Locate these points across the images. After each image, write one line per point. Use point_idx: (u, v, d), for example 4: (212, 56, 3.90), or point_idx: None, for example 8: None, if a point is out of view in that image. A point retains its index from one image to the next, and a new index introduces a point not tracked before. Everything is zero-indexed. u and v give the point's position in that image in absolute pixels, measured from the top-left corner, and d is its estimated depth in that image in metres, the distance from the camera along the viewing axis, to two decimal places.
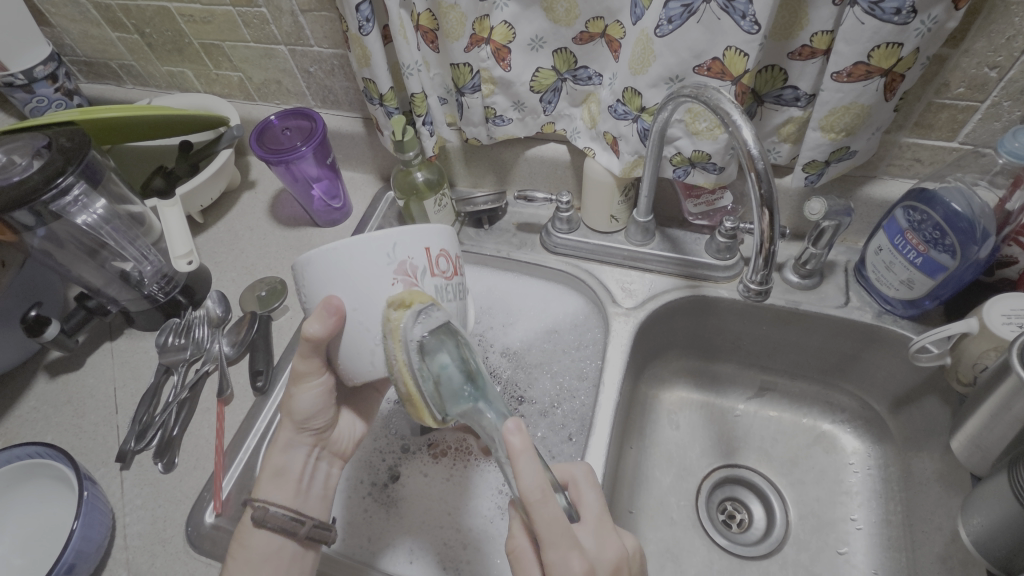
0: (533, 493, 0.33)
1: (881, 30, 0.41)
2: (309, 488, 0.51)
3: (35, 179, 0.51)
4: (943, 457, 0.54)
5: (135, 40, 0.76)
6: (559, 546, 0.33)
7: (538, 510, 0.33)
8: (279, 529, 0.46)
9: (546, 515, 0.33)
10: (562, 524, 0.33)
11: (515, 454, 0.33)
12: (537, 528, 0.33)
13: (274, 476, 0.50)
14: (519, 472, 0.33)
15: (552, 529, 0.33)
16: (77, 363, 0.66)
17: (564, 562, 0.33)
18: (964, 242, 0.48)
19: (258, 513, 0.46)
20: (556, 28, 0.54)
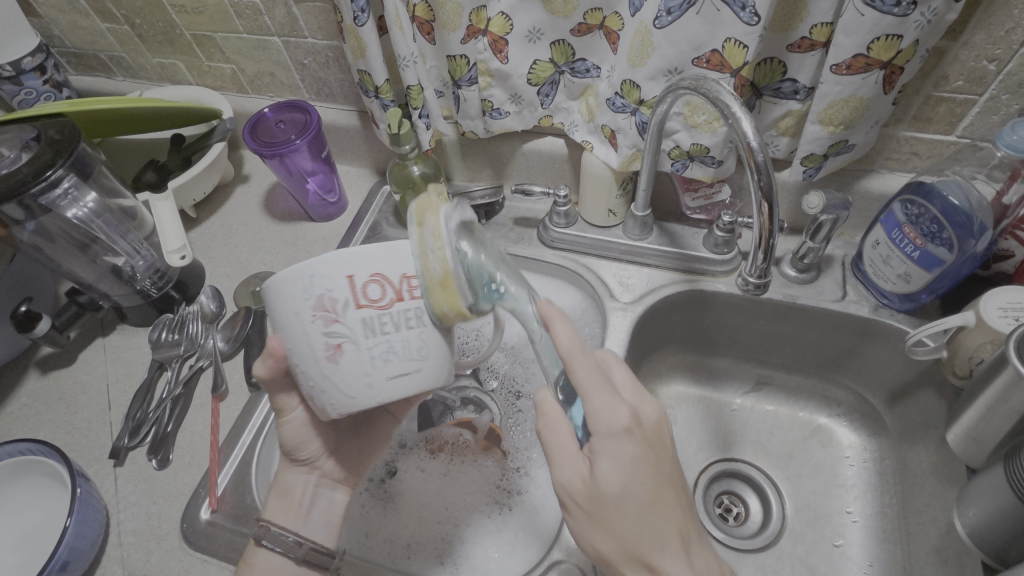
0: (569, 345, 0.37)
1: (881, 22, 0.41)
2: (312, 513, 0.50)
3: (24, 173, 0.50)
4: (939, 449, 0.54)
5: (125, 31, 0.74)
6: (603, 392, 0.36)
7: (580, 367, 0.36)
8: (281, 549, 0.46)
9: (583, 368, 0.36)
10: (600, 374, 0.37)
11: (553, 322, 0.37)
12: (576, 377, 0.37)
13: (279, 498, 0.50)
14: (556, 332, 0.37)
15: (590, 376, 0.36)
16: (69, 359, 0.65)
17: (610, 407, 0.36)
18: (961, 236, 0.48)
19: (257, 531, 0.47)
20: (553, 20, 0.53)
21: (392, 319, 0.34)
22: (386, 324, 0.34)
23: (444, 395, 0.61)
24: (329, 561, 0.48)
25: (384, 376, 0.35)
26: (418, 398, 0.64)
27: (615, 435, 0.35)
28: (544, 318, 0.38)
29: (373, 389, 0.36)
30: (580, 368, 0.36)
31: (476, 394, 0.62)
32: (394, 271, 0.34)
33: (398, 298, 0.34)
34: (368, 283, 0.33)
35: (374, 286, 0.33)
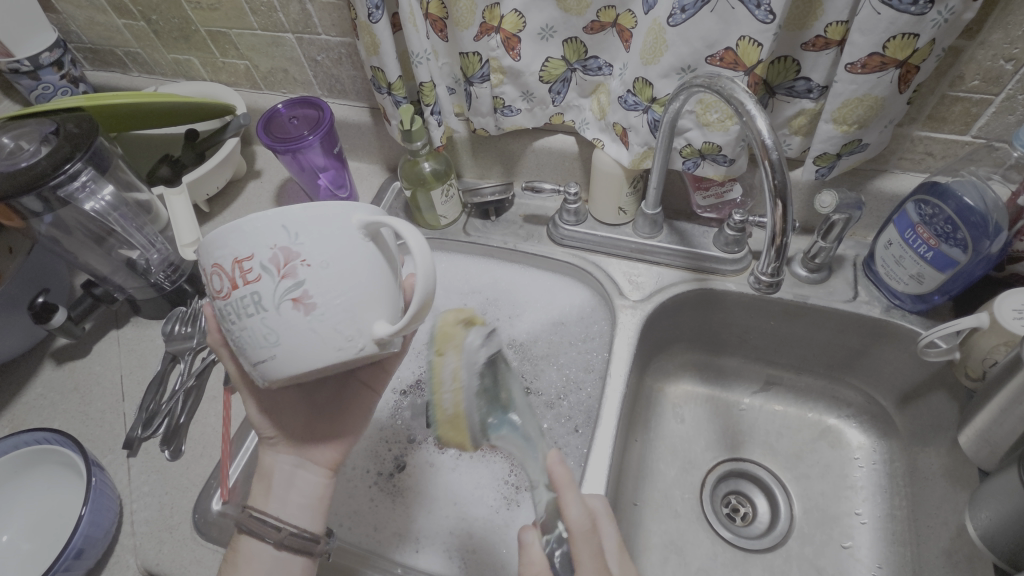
0: (578, 522, 0.37)
1: (897, 20, 0.41)
2: (290, 495, 0.49)
3: (43, 166, 0.50)
4: (950, 452, 0.54)
5: (141, 27, 0.75)
6: None
7: (579, 540, 0.36)
8: (252, 531, 0.45)
9: (587, 547, 0.36)
10: (599, 560, 0.36)
11: (563, 486, 0.38)
12: (577, 556, 0.36)
13: (259, 480, 0.50)
14: (566, 502, 0.37)
15: (590, 556, 0.36)
16: (83, 351, 0.66)
17: None
18: (976, 237, 0.48)
19: (239, 516, 0.46)
20: (566, 17, 0.53)
21: (233, 308, 0.32)
22: (233, 314, 0.32)
23: None
24: (314, 546, 0.47)
25: (254, 360, 0.33)
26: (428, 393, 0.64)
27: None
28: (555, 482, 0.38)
29: (256, 371, 0.34)
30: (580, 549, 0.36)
31: None
32: (224, 258, 0.31)
33: (232, 287, 0.32)
34: (212, 277, 0.33)
35: (216, 274, 0.32)
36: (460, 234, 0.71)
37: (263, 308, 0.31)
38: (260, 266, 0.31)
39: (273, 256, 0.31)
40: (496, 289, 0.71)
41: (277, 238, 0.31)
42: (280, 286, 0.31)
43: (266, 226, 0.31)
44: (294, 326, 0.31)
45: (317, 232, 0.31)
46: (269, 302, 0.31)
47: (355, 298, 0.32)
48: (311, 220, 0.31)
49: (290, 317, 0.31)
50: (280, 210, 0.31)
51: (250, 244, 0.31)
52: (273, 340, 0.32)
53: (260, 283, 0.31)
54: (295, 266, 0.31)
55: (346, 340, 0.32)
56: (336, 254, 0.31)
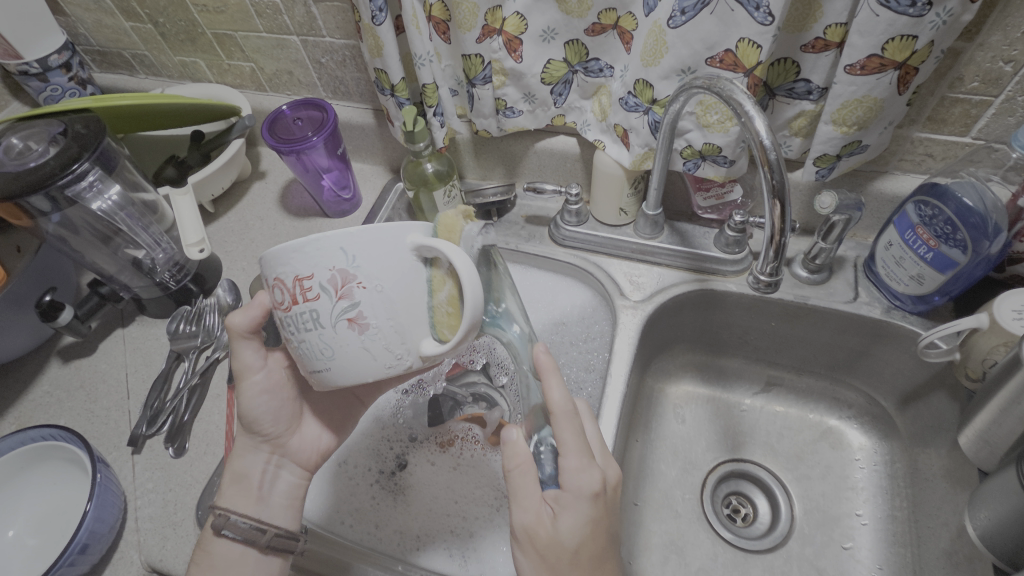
0: (561, 403, 0.39)
1: (896, 22, 0.41)
2: (271, 496, 0.49)
3: (51, 165, 0.51)
4: (950, 453, 0.54)
5: (149, 29, 0.76)
6: (582, 456, 0.38)
7: (562, 419, 0.38)
8: (239, 537, 0.45)
9: (568, 428, 0.38)
10: (582, 441, 0.38)
11: (547, 371, 0.40)
12: (560, 435, 0.38)
13: (236, 483, 0.48)
14: (549, 387, 0.39)
15: (572, 436, 0.38)
16: (89, 349, 0.67)
17: (581, 472, 0.37)
18: (975, 238, 0.48)
19: (218, 518, 0.45)
20: (568, 20, 0.54)
21: (292, 322, 0.33)
22: (294, 327, 0.33)
23: (454, 390, 0.63)
24: (294, 545, 0.48)
25: (309, 367, 0.35)
26: (428, 392, 0.64)
27: (583, 499, 0.37)
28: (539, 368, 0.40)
29: (310, 376, 0.36)
30: (562, 426, 0.38)
31: (485, 389, 0.62)
32: (285, 274, 0.32)
33: (292, 302, 0.33)
34: (272, 289, 0.34)
35: (277, 289, 0.33)
36: None
37: (320, 324, 0.33)
38: (320, 285, 0.32)
39: (332, 277, 0.32)
40: None
41: (336, 259, 0.32)
42: (337, 307, 0.32)
43: (328, 248, 0.32)
44: (349, 344, 0.33)
45: (375, 256, 0.32)
46: (326, 320, 0.32)
47: (405, 320, 0.33)
48: (368, 245, 0.32)
49: (346, 336, 0.33)
50: (341, 233, 0.31)
51: (310, 264, 0.32)
52: (331, 355, 0.34)
53: (319, 302, 0.32)
54: (352, 288, 0.32)
55: (395, 357, 0.34)
56: (391, 277, 0.32)
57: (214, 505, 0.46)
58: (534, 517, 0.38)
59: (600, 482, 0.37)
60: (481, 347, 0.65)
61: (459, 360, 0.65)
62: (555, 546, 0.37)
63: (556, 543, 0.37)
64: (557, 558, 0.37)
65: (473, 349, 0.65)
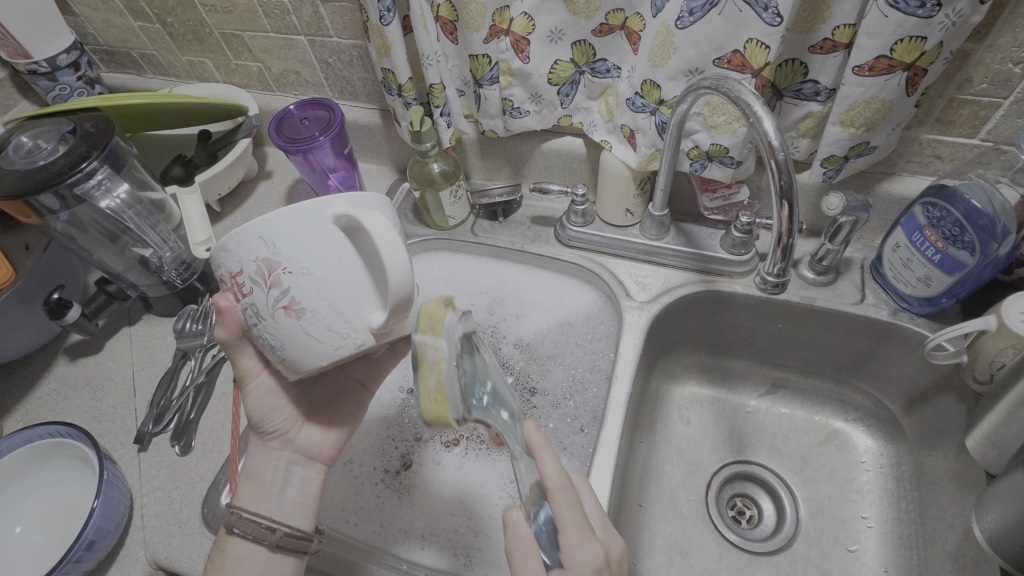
0: (556, 481, 0.35)
1: (905, 23, 0.41)
2: (285, 493, 0.49)
3: (61, 164, 0.51)
4: (958, 456, 0.54)
5: (157, 29, 0.77)
6: (580, 532, 0.34)
7: (559, 499, 0.35)
8: (249, 536, 0.45)
9: (565, 503, 0.35)
10: (582, 520, 0.35)
11: (541, 447, 0.36)
12: (559, 517, 0.34)
13: (250, 481, 0.49)
14: (541, 464, 0.36)
15: (573, 516, 0.34)
16: (96, 347, 0.67)
17: (582, 548, 0.33)
18: (983, 239, 0.48)
19: (229, 517, 0.45)
20: (575, 20, 0.54)
21: (244, 316, 0.35)
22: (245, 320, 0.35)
23: None
24: (306, 545, 0.47)
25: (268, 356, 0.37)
26: None
27: None
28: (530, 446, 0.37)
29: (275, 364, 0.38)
30: (558, 503, 0.35)
31: None
32: (223, 273, 0.34)
33: (237, 297, 0.34)
34: (219, 287, 0.35)
35: (224, 287, 0.35)
36: (468, 235, 0.71)
37: (263, 316, 0.34)
38: (250, 279, 0.32)
39: (258, 268, 0.32)
40: (503, 289, 0.71)
41: (257, 250, 0.32)
42: (269, 297, 0.32)
43: (246, 241, 0.32)
44: (293, 330, 0.33)
45: (293, 239, 0.31)
46: (266, 312, 0.33)
47: (343, 293, 0.33)
48: (285, 229, 0.31)
49: (287, 323, 0.33)
50: (256, 222, 0.31)
51: (237, 260, 0.32)
52: (283, 343, 0.34)
53: (254, 295, 0.33)
54: (279, 276, 0.32)
55: (343, 333, 0.34)
56: (317, 255, 0.32)
57: (229, 504, 0.46)
58: None
59: (603, 557, 0.33)
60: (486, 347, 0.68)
61: None
62: None
63: None
64: None
65: None
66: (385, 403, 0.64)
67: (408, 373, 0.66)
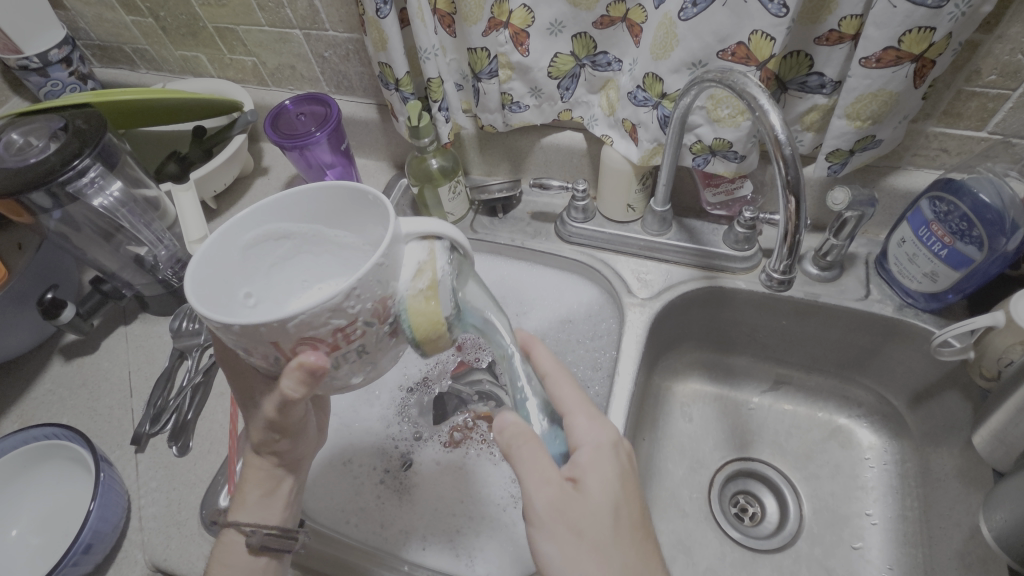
0: (551, 368, 0.38)
1: (914, 14, 0.40)
2: (295, 500, 0.50)
3: (53, 161, 0.51)
4: (963, 452, 0.53)
5: (149, 24, 0.75)
6: (588, 411, 0.36)
7: (558, 383, 0.37)
8: (271, 552, 0.45)
9: (568, 385, 0.37)
10: (584, 401, 0.37)
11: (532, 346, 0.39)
12: (560, 397, 0.36)
13: (262, 491, 0.47)
14: (538, 354, 0.38)
15: (574, 398, 0.36)
16: (92, 347, 0.66)
17: (594, 424, 0.35)
18: (992, 233, 0.47)
19: (258, 537, 0.44)
20: (575, 12, 0.53)
21: (336, 362, 0.32)
22: (339, 364, 0.32)
23: (460, 390, 0.62)
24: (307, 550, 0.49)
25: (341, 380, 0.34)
26: (434, 389, 0.64)
27: (605, 450, 0.34)
28: (521, 346, 0.39)
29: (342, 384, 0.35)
30: (562, 388, 0.37)
31: None
32: (322, 334, 0.29)
33: (335, 347, 0.30)
34: (301, 346, 0.30)
35: (309, 344, 0.30)
36: (468, 231, 0.71)
37: (368, 352, 0.32)
38: (366, 324, 0.30)
39: (377, 309, 0.30)
40: (503, 286, 0.70)
41: (375, 294, 0.29)
42: (386, 332, 0.32)
43: (362, 288, 0.29)
44: (393, 348, 0.34)
45: (399, 268, 0.31)
46: (375, 345, 0.32)
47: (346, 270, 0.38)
48: (394, 262, 0.30)
49: (391, 344, 0.33)
50: (374, 267, 0.29)
51: (352, 313, 0.29)
52: (378, 364, 0.34)
53: (368, 336, 0.31)
54: (393, 306, 0.31)
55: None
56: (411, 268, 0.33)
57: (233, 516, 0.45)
58: (557, 486, 0.32)
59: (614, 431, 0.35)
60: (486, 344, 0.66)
61: (464, 358, 0.66)
62: (593, 512, 0.32)
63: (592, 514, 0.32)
64: (597, 531, 0.32)
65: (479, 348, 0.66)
66: (384, 401, 0.63)
67: (408, 371, 0.65)
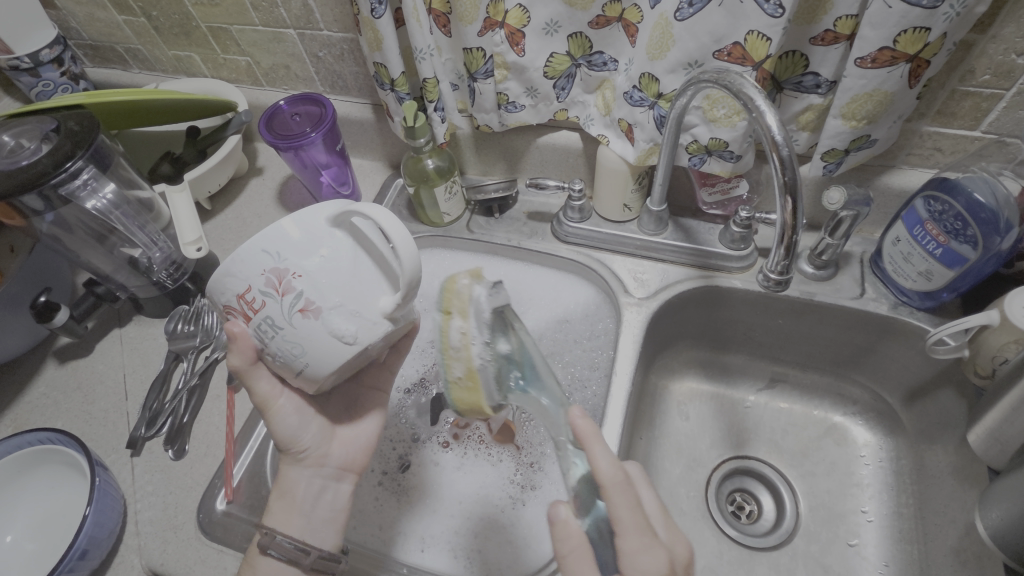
0: (609, 475, 0.34)
1: (909, 14, 0.40)
2: (316, 510, 0.49)
3: (44, 163, 0.50)
4: (958, 450, 0.54)
5: (142, 23, 0.75)
6: (642, 535, 0.34)
7: (615, 497, 0.34)
8: (283, 558, 0.45)
9: (621, 502, 0.34)
10: (639, 519, 0.34)
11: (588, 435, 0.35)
12: (614, 513, 0.34)
13: (281, 498, 0.48)
14: (593, 457, 0.35)
15: (631, 515, 0.34)
16: (86, 350, 0.66)
17: (645, 553, 0.34)
18: (986, 233, 0.47)
19: (264, 539, 0.45)
20: (571, 12, 0.53)
21: (259, 334, 0.38)
22: (260, 336, 0.38)
23: None
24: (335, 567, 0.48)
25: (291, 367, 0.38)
26: (432, 390, 0.64)
27: None
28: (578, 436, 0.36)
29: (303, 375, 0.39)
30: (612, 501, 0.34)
31: None
32: (230, 299, 0.37)
33: (249, 316, 0.37)
34: (230, 314, 0.38)
35: (232, 311, 0.37)
36: (464, 232, 0.71)
37: (279, 325, 0.36)
38: (260, 293, 0.36)
39: (267, 280, 0.35)
40: None
41: (263, 263, 0.35)
42: (285, 304, 0.35)
43: (251, 258, 0.35)
44: (311, 331, 0.36)
45: (295, 247, 0.35)
46: (282, 320, 0.36)
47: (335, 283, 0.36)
48: (286, 238, 0.35)
49: (305, 325, 0.36)
50: (256, 237, 0.35)
51: (244, 279, 0.36)
52: (306, 350, 0.37)
53: (267, 308, 0.36)
54: (289, 282, 0.35)
55: (365, 325, 0.36)
56: (324, 252, 0.35)
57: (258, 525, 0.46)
58: None
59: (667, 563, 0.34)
60: None
61: None
62: None
63: None
64: None
65: None
66: None
67: (405, 373, 0.65)
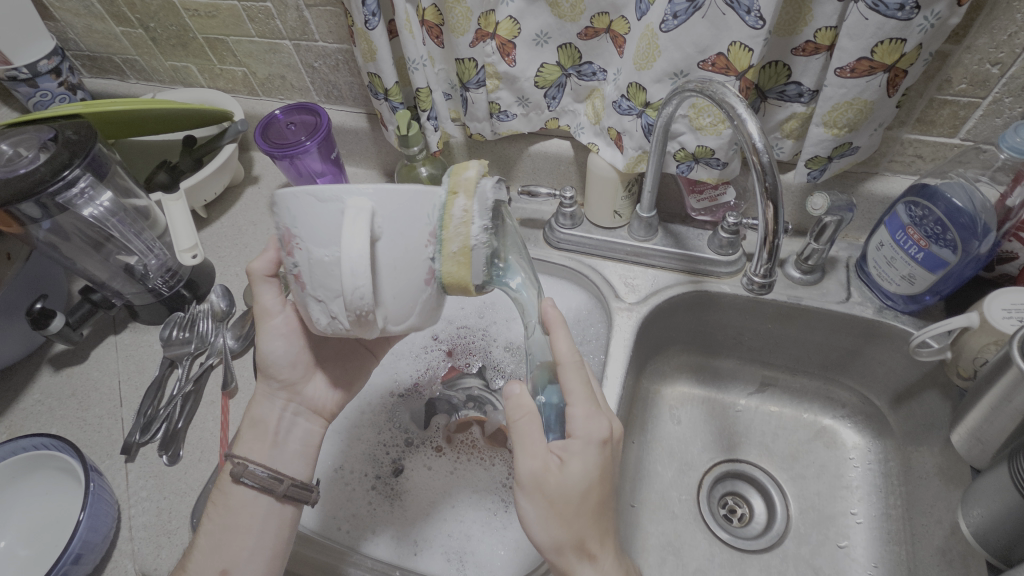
0: (567, 355, 0.44)
1: (885, 26, 0.41)
2: (288, 442, 0.53)
3: (42, 172, 0.51)
4: (943, 451, 0.54)
5: (139, 34, 0.76)
6: (586, 405, 0.42)
7: (569, 368, 0.44)
8: (255, 485, 0.48)
9: (573, 373, 0.44)
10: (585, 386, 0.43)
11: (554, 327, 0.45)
12: (568, 386, 0.43)
13: (253, 427, 0.52)
14: (556, 338, 0.45)
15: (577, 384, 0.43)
16: (81, 357, 0.66)
17: (590, 419, 0.42)
18: (965, 238, 0.48)
19: (235, 466, 0.49)
20: (561, 24, 0.54)
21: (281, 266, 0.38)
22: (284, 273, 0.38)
23: (450, 393, 0.64)
24: (307, 496, 0.51)
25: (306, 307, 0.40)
26: (424, 396, 0.65)
27: (592, 445, 0.41)
28: (546, 323, 0.45)
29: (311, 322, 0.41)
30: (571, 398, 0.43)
31: (477, 392, 0.64)
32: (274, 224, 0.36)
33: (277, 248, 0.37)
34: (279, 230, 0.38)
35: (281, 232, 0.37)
36: None
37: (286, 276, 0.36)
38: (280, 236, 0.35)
39: (283, 233, 0.34)
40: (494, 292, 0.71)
41: (285, 218, 0.34)
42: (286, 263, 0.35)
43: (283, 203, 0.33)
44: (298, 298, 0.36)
45: (310, 223, 0.32)
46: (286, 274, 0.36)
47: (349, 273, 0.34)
48: (310, 210, 0.32)
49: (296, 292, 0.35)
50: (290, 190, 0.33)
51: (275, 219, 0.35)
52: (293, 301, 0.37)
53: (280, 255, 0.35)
54: (293, 249, 0.34)
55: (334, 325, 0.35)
56: (328, 249, 0.32)
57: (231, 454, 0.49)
58: (539, 463, 0.40)
59: (595, 471, 0.40)
60: (476, 350, 0.67)
61: (454, 364, 0.67)
62: (564, 491, 0.39)
63: (563, 488, 0.39)
64: (561, 498, 0.39)
65: (469, 353, 0.68)
66: (374, 406, 0.64)
67: (398, 376, 0.66)
